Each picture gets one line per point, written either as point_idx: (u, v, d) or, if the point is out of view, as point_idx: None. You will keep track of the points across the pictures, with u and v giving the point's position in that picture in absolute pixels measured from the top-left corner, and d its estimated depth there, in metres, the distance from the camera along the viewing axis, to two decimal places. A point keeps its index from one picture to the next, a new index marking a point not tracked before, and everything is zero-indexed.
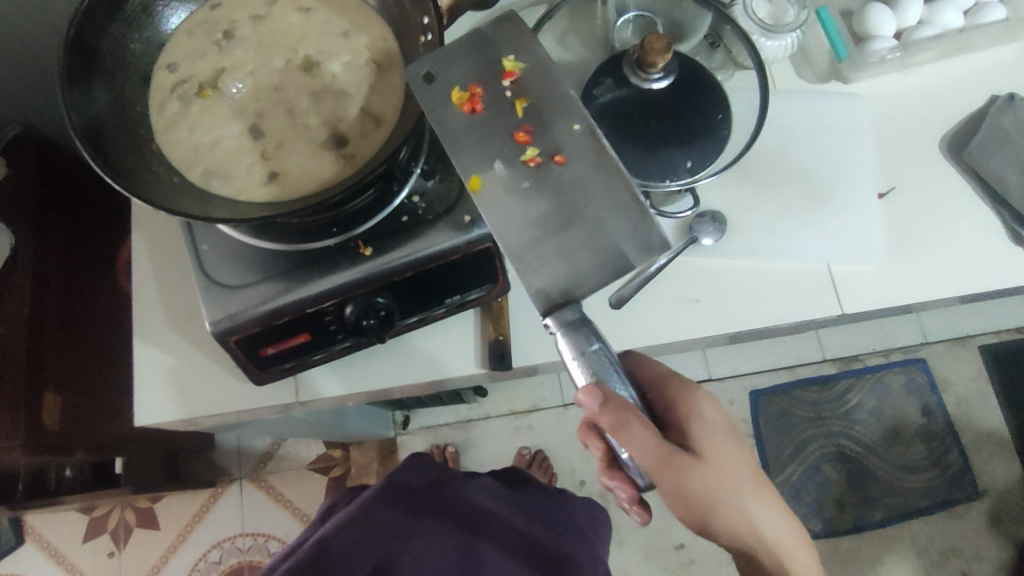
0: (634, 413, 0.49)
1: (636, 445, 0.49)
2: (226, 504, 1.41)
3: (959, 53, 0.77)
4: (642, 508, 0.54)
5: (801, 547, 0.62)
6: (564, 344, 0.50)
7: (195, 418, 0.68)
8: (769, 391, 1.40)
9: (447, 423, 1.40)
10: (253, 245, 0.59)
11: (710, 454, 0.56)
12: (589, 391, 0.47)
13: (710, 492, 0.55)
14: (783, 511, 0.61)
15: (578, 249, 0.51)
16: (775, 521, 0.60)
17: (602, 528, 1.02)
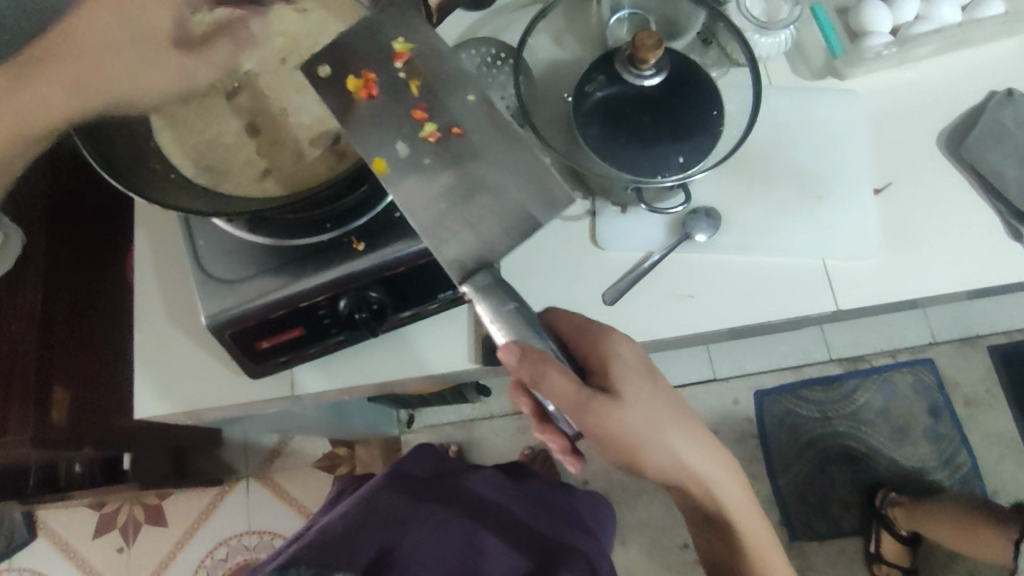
0: (553, 362, 0.49)
1: (557, 395, 0.50)
2: (233, 502, 1.43)
3: (958, 47, 0.77)
4: (574, 457, 0.54)
5: (744, 496, 0.64)
6: (482, 308, 0.50)
7: (196, 411, 0.69)
8: (774, 391, 1.39)
9: (451, 422, 1.40)
10: (249, 240, 0.60)
11: (630, 395, 0.56)
12: (507, 348, 0.49)
13: (635, 436, 0.55)
14: (727, 461, 0.63)
15: (498, 220, 0.52)
16: (719, 473, 0.61)
17: (609, 521, 1.02)
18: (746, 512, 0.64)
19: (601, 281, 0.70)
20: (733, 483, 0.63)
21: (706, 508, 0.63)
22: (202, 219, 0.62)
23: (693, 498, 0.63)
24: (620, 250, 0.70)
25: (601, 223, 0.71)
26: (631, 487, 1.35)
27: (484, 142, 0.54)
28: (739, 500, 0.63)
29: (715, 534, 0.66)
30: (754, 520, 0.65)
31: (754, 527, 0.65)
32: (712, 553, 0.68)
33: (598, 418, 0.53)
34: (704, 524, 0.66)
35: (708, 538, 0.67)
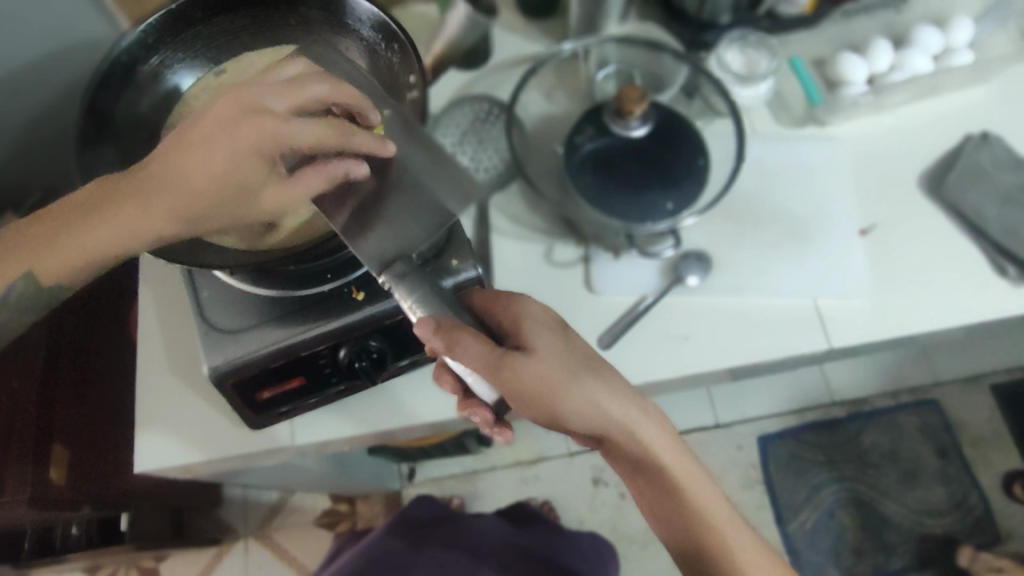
0: (464, 329, 0.47)
1: (473, 359, 0.47)
2: (232, 562, 1.40)
3: (932, 94, 0.81)
4: (501, 426, 0.52)
5: (709, 487, 0.55)
6: (399, 294, 0.50)
7: (195, 464, 0.69)
8: (778, 436, 1.38)
9: (453, 475, 1.39)
10: (251, 291, 0.61)
11: (544, 348, 0.50)
12: (421, 321, 0.47)
13: (554, 392, 0.49)
14: (680, 441, 0.55)
15: (424, 229, 0.55)
16: (671, 454, 0.54)
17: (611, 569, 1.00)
18: (713, 507, 0.55)
19: (596, 325, 0.71)
20: (693, 468, 0.55)
21: (667, 505, 0.54)
22: (206, 272, 0.64)
23: (649, 491, 0.54)
24: (614, 294, 0.71)
25: (595, 268, 0.72)
26: (637, 538, 1.34)
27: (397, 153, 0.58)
28: (703, 490, 0.55)
29: (684, 546, 0.55)
30: (725, 517, 0.55)
31: (728, 526, 0.55)
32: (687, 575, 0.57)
33: (515, 375, 0.47)
34: (672, 536, 0.56)
35: (678, 554, 0.56)
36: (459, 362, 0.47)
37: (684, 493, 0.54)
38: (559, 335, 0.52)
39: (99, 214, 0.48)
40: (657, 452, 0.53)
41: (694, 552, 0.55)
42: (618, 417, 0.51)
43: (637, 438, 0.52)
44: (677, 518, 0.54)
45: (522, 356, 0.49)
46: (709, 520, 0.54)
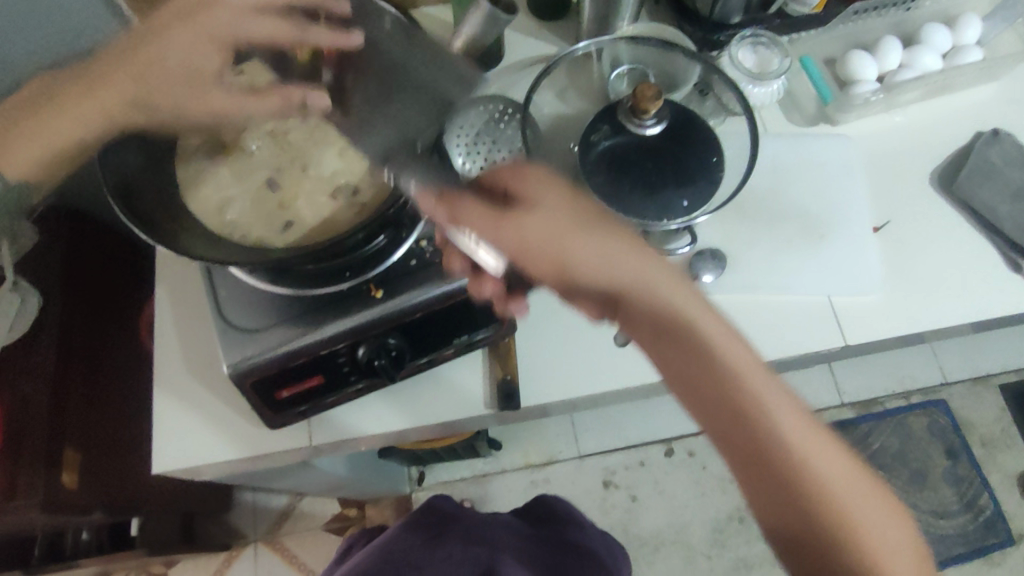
0: (464, 200, 0.51)
1: (473, 226, 0.51)
2: (242, 567, 1.39)
3: (942, 92, 0.81)
4: (512, 300, 0.62)
5: (754, 362, 0.51)
6: (404, 183, 0.58)
7: (212, 464, 0.69)
8: None
9: (463, 478, 1.39)
10: (270, 290, 0.62)
11: (542, 201, 0.52)
12: (422, 197, 0.54)
13: (553, 242, 0.51)
14: (714, 311, 0.52)
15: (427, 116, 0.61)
16: (704, 320, 0.51)
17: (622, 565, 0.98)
18: (760, 381, 0.50)
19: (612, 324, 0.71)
20: (731, 337, 0.51)
21: (702, 379, 0.50)
22: (225, 271, 0.64)
23: (680, 365, 0.51)
24: None
25: None
26: (647, 541, 1.33)
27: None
28: (745, 362, 0.50)
29: (728, 430, 0.50)
30: (774, 393, 0.50)
31: (778, 404, 0.50)
32: (740, 470, 0.51)
33: (511, 230, 0.51)
34: (713, 420, 0.51)
35: (726, 443, 0.51)
36: (463, 230, 0.52)
37: (722, 361, 0.50)
38: (568, 191, 0.53)
39: (71, 94, 0.56)
40: (686, 315, 0.50)
41: (740, 435, 0.50)
42: (635, 273, 0.51)
43: (661, 299, 0.51)
44: (715, 396, 0.50)
45: (519, 213, 0.51)
46: (754, 395, 0.49)
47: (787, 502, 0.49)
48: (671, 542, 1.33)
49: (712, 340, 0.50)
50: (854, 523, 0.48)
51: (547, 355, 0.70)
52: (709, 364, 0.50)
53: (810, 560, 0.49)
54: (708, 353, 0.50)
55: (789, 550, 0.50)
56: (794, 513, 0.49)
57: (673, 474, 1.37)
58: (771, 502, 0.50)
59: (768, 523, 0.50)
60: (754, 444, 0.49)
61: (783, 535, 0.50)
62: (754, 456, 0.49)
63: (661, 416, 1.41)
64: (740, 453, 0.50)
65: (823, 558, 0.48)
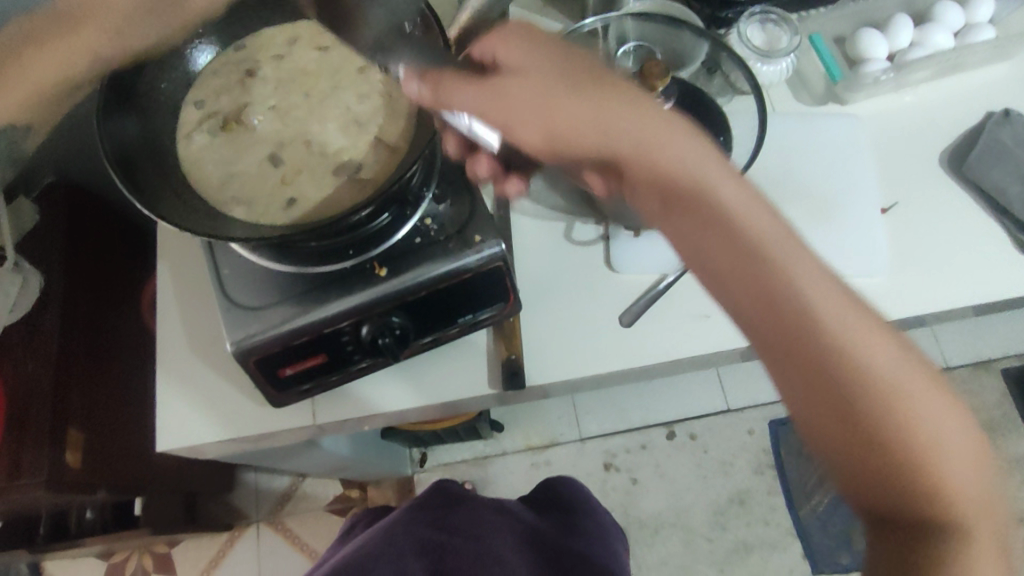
0: (446, 75, 0.49)
1: (458, 101, 0.49)
2: (243, 547, 1.40)
3: (953, 71, 0.80)
4: (512, 178, 0.63)
5: (784, 229, 0.42)
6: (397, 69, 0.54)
7: (215, 442, 0.69)
8: (789, 421, 1.38)
9: (464, 460, 1.39)
10: (273, 268, 0.61)
11: (522, 62, 0.48)
12: (407, 77, 0.51)
13: (540, 105, 0.47)
14: (735, 172, 0.44)
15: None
16: (724, 182, 0.43)
17: (619, 529, 1.02)
18: (795, 250, 0.41)
19: (617, 304, 0.71)
20: (754, 200, 0.43)
21: (723, 250, 0.42)
22: (228, 248, 0.64)
23: (695, 238, 0.43)
24: (634, 274, 0.71)
25: (615, 246, 0.72)
26: (647, 523, 1.34)
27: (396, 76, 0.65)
28: (775, 228, 0.42)
29: (754, 311, 0.41)
30: (811, 265, 0.41)
31: (817, 278, 0.41)
32: (769, 363, 0.42)
33: (495, 95, 0.48)
34: (736, 300, 0.42)
35: (752, 330, 0.42)
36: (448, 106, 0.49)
37: (744, 226, 0.42)
38: (557, 50, 0.49)
39: None
40: (698, 177, 0.43)
41: (769, 317, 0.41)
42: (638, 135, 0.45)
43: (671, 159, 0.44)
44: (739, 268, 0.41)
45: (500, 78, 0.48)
46: (786, 266, 0.41)
47: (824, 397, 0.40)
48: (671, 524, 1.34)
49: (732, 202, 0.42)
50: (907, 420, 0.40)
51: (552, 336, 0.70)
52: (730, 231, 0.42)
53: (854, 468, 0.40)
54: (729, 218, 0.42)
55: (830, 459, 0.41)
56: (836, 408, 0.40)
57: (674, 457, 1.38)
58: (806, 397, 0.40)
59: (802, 427, 0.42)
60: (788, 327, 0.40)
61: (823, 438, 0.41)
62: (787, 344, 0.40)
63: (662, 399, 1.41)
64: (771, 340, 0.41)
65: (870, 465, 0.40)
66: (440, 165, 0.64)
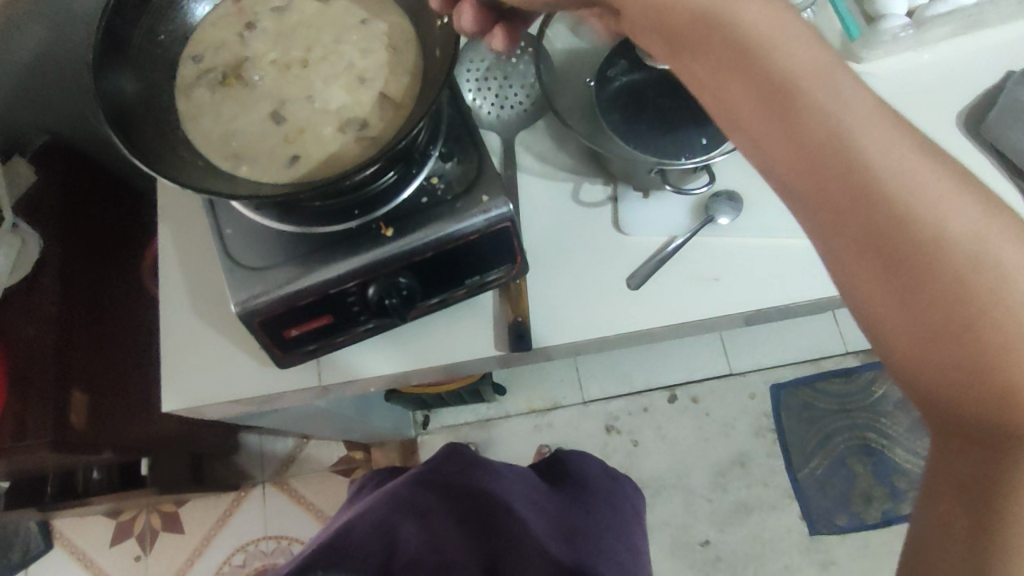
0: None
1: None
2: (250, 507, 1.42)
3: (973, 28, 0.77)
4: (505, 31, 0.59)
5: (848, 80, 0.39)
6: None
7: (219, 402, 0.69)
8: (790, 384, 1.39)
9: (468, 422, 1.40)
10: (277, 227, 0.60)
11: None
12: None
13: None
14: (804, 27, 0.40)
15: None
16: (785, 37, 0.40)
17: (628, 499, 1.02)
18: (860, 110, 0.38)
19: (626, 266, 0.70)
20: (820, 55, 0.39)
21: (772, 118, 0.39)
22: (230, 208, 0.63)
23: (744, 107, 0.40)
24: (643, 235, 0.70)
25: (624, 208, 0.71)
26: (649, 484, 1.35)
27: (401, 29, 0.63)
28: (840, 88, 0.38)
29: (805, 184, 0.39)
30: (878, 126, 0.37)
31: (883, 141, 0.37)
32: (823, 241, 0.39)
33: None
34: (786, 174, 0.40)
35: (805, 206, 0.39)
36: None
37: (800, 87, 0.38)
38: None
39: None
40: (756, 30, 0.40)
41: (822, 190, 0.38)
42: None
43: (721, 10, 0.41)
44: (791, 134, 0.39)
45: None
46: (846, 129, 0.37)
47: (885, 274, 0.37)
48: (671, 486, 1.35)
49: (788, 59, 0.39)
50: (991, 297, 0.35)
51: (559, 298, 0.69)
52: (783, 94, 0.39)
53: (916, 354, 0.36)
54: (783, 76, 0.39)
55: (889, 347, 0.38)
56: (898, 286, 0.36)
57: (675, 420, 1.39)
58: (862, 276, 0.38)
59: (860, 310, 0.39)
60: (841, 197, 0.37)
61: (881, 321, 0.37)
62: (841, 217, 0.38)
63: (665, 362, 1.42)
64: (822, 213, 0.38)
65: (936, 350, 0.36)
66: (446, 122, 0.62)
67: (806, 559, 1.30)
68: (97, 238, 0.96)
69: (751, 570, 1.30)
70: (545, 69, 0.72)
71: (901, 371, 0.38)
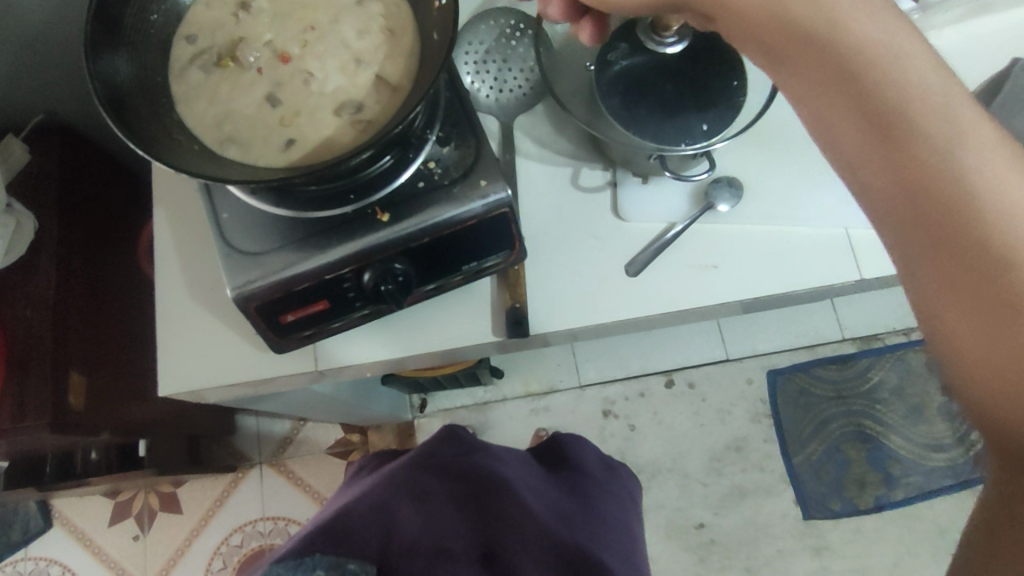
0: None
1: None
2: (247, 488, 1.43)
3: (980, 12, 0.76)
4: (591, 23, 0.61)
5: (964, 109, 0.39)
6: None
7: (215, 386, 0.69)
8: (788, 371, 1.39)
9: (464, 406, 1.40)
10: (271, 212, 0.59)
11: None
12: None
13: None
14: (914, 42, 0.40)
15: None
16: (905, 62, 0.39)
17: (627, 492, 1.02)
18: (976, 144, 0.38)
19: (622, 253, 0.69)
20: (940, 80, 0.40)
21: (870, 142, 0.40)
22: (225, 192, 0.62)
23: (839, 125, 0.41)
24: (641, 222, 0.70)
25: (623, 194, 0.70)
26: (644, 468, 1.36)
27: (397, 10, 0.62)
28: (956, 117, 0.39)
29: (899, 214, 0.40)
30: (994, 162, 0.38)
31: (998, 177, 0.37)
32: (913, 273, 0.40)
33: None
34: (881, 200, 0.41)
35: (896, 229, 0.40)
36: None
37: (905, 116, 0.39)
38: None
39: None
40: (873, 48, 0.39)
41: (920, 220, 0.39)
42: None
43: (830, 18, 0.40)
44: (894, 160, 0.39)
45: None
46: (952, 164, 0.38)
47: (965, 309, 0.37)
48: (666, 470, 1.36)
49: (903, 82, 0.39)
50: None
51: (555, 286, 0.69)
52: (889, 118, 0.39)
53: (993, 394, 0.37)
54: (892, 102, 0.39)
55: (962, 379, 0.39)
56: (985, 321, 0.37)
57: (672, 405, 1.39)
58: (949, 310, 0.38)
59: (935, 334, 0.40)
60: (940, 229, 0.38)
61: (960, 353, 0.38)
62: (937, 252, 0.38)
63: (662, 348, 1.42)
64: (915, 244, 0.39)
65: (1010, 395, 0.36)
66: (444, 106, 0.61)
67: (800, 543, 1.32)
68: (94, 220, 0.96)
69: (744, 553, 1.32)
70: (545, 52, 0.71)
71: (969, 402, 0.39)
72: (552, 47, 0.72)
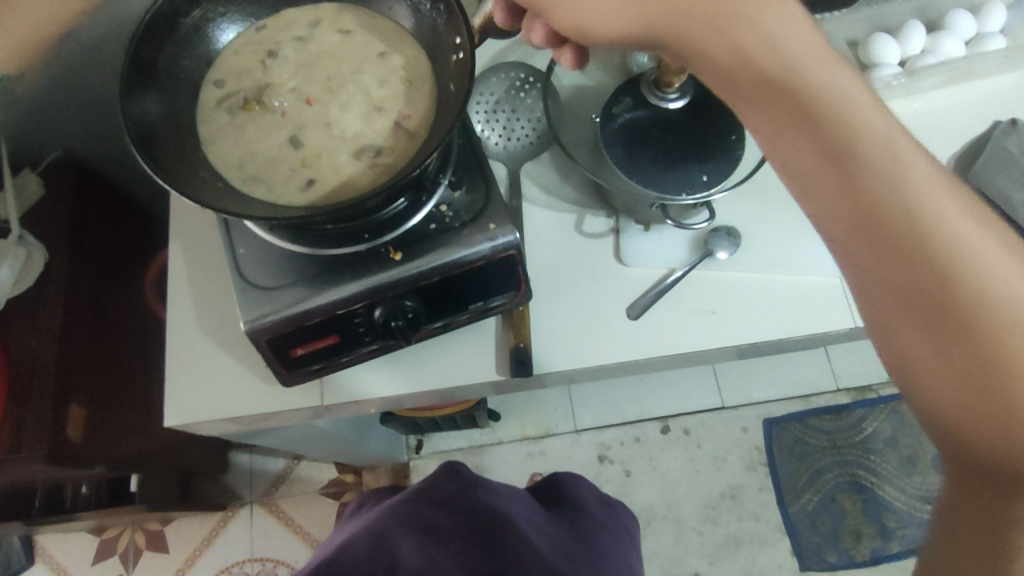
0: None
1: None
2: (237, 528, 1.41)
3: (963, 78, 0.81)
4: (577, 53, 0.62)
5: (910, 149, 0.42)
6: None
7: (220, 419, 0.69)
8: (783, 421, 1.40)
9: (460, 448, 1.40)
10: (288, 249, 0.61)
11: None
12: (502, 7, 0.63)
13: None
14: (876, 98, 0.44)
15: None
16: (864, 108, 0.43)
17: (625, 533, 1.01)
18: (923, 187, 0.41)
19: (625, 297, 0.72)
20: (889, 129, 0.43)
21: (828, 181, 0.43)
22: (244, 228, 0.64)
23: (803, 160, 0.44)
24: (644, 268, 0.72)
25: (625, 240, 0.73)
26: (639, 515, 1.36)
27: (417, 62, 0.65)
28: (903, 161, 0.42)
29: (858, 248, 0.42)
30: (939, 202, 0.41)
31: (937, 213, 0.41)
32: (870, 301, 0.43)
33: None
34: (841, 234, 0.43)
35: (855, 261, 0.43)
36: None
37: (859, 155, 0.42)
38: None
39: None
40: (835, 104, 0.43)
41: (876, 252, 0.41)
42: (784, 53, 0.44)
43: (818, 85, 0.43)
44: (854, 202, 0.42)
45: None
46: (904, 199, 0.41)
47: (924, 333, 0.40)
48: (661, 517, 1.35)
49: (862, 132, 0.42)
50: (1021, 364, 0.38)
51: (559, 328, 0.71)
52: (846, 158, 0.42)
53: (956, 418, 0.40)
54: (850, 149, 0.42)
55: (927, 405, 0.41)
56: (940, 349, 0.40)
57: (668, 451, 1.39)
58: (907, 336, 0.41)
59: (896, 361, 0.42)
60: (894, 260, 0.41)
61: (922, 378, 0.41)
62: (893, 282, 0.41)
63: (658, 394, 1.43)
64: (874, 274, 0.42)
65: (968, 409, 0.39)
66: (457, 153, 0.64)
67: None
68: (104, 250, 0.98)
69: None
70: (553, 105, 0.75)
71: (940, 429, 0.41)
72: (561, 100, 0.76)
